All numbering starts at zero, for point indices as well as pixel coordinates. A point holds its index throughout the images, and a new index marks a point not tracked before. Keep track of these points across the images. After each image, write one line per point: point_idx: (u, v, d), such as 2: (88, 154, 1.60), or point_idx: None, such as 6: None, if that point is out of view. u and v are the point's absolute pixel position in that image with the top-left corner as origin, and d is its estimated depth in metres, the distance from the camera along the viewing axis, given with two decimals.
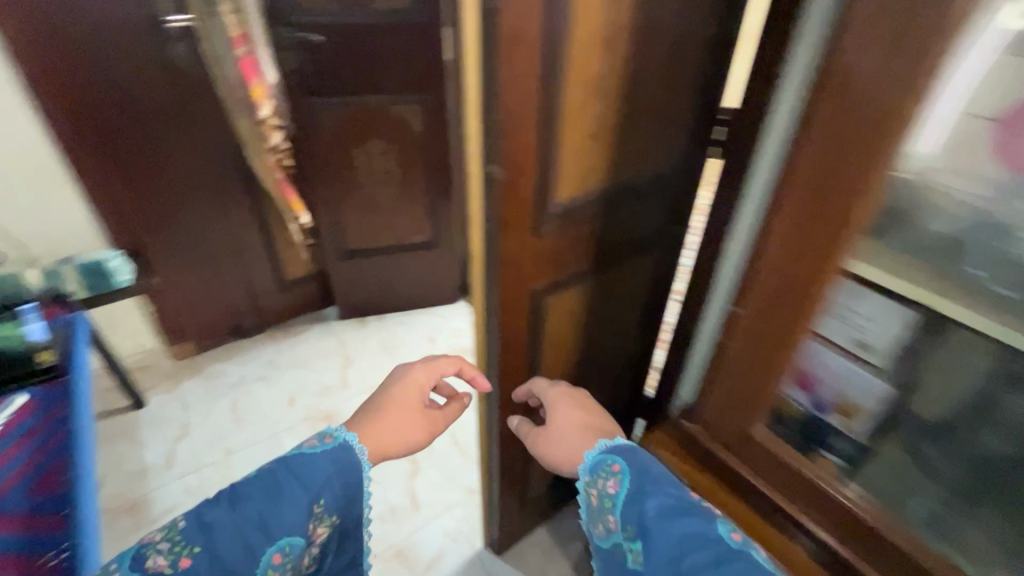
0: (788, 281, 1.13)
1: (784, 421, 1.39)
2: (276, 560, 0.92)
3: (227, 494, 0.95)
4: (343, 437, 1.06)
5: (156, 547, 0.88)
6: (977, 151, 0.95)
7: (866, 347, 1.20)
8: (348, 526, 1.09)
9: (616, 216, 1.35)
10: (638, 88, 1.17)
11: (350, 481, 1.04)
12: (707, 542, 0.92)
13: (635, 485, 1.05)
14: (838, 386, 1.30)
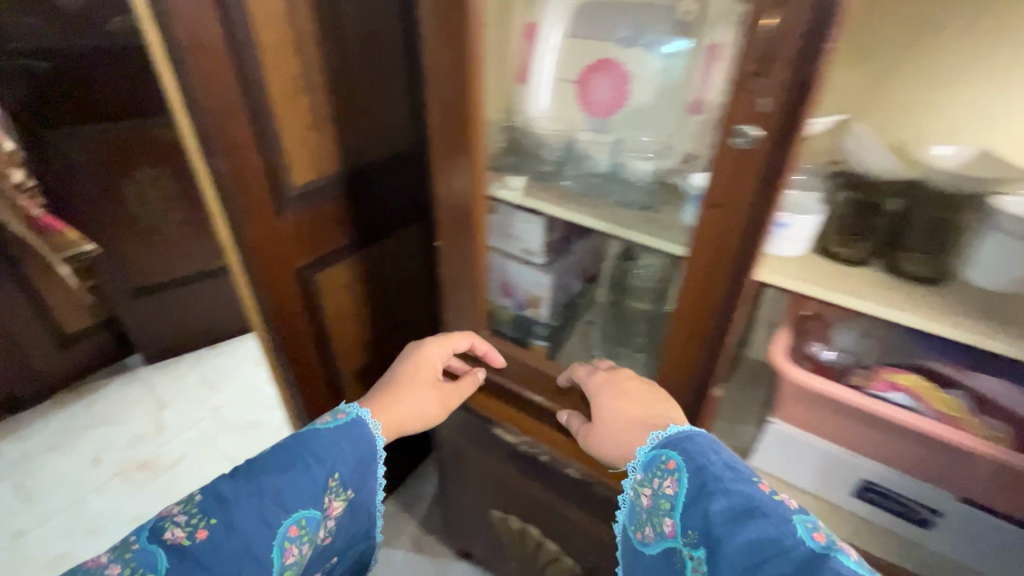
0: (457, 218, 1.11)
1: (503, 323, 1.31)
2: (289, 547, 0.86)
3: (245, 466, 0.88)
4: (355, 411, 1.02)
5: (177, 518, 0.82)
6: (572, 106, 1.14)
7: (531, 253, 1.20)
8: (355, 511, 1.04)
9: (367, 195, 1.48)
10: (352, 88, 1.32)
11: (364, 457, 1.01)
12: (787, 552, 0.66)
13: (709, 476, 0.78)
14: (528, 284, 1.27)
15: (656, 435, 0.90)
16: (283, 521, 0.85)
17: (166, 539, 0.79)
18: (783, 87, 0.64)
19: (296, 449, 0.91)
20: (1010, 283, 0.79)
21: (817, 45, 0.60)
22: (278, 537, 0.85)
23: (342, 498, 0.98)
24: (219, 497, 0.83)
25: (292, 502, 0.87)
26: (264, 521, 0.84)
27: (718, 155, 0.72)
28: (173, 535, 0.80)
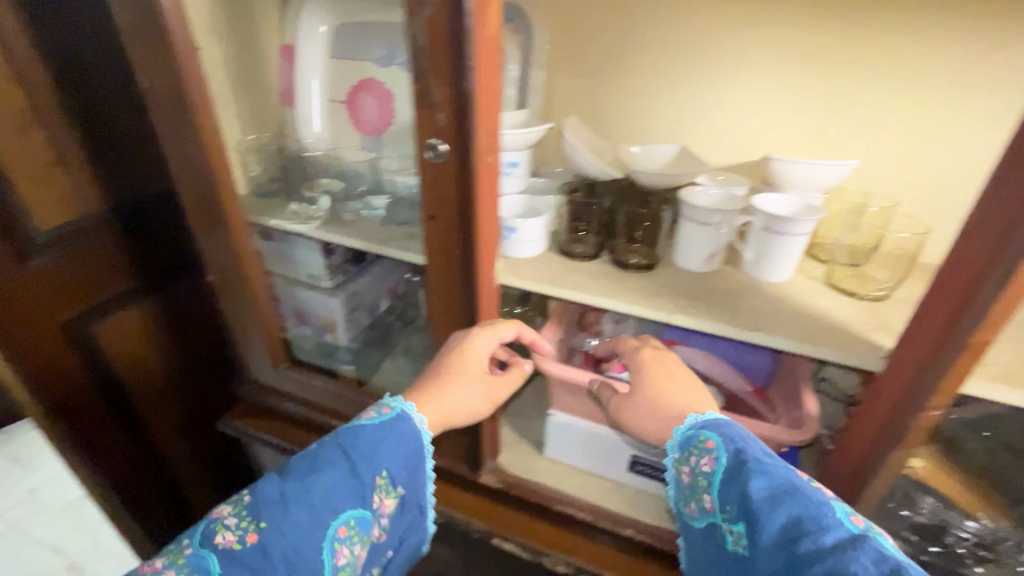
0: (218, 252, 1.06)
1: (304, 354, 1.27)
2: (340, 550, 0.73)
3: (312, 462, 0.74)
4: (399, 406, 0.83)
5: (230, 517, 0.71)
6: (345, 128, 1.10)
7: (315, 278, 1.16)
8: (410, 509, 0.84)
9: (145, 235, 1.20)
10: (109, 113, 1.09)
11: (409, 457, 0.81)
12: (828, 538, 0.59)
13: (745, 459, 0.69)
14: (322, 313, 1.22)
15: (689, 418, 0.78)
16: (333, 524, 0.72)
17: (217, 545, 0.68)
18: (450, 102, 0.68)
19: (332, 454, 0.75)
20: (710, 262, 0.88)
21: (462, 62, 0.64)
22: (326, 541, 0.71)
23: (394, 495, 0.81)
24: (271, 498, 0.70)
25: (342, 503, 0.73)
26: (315, 526, 0.71)
27: (421, 168, 0.75)
28: (226, 541, 0.68)
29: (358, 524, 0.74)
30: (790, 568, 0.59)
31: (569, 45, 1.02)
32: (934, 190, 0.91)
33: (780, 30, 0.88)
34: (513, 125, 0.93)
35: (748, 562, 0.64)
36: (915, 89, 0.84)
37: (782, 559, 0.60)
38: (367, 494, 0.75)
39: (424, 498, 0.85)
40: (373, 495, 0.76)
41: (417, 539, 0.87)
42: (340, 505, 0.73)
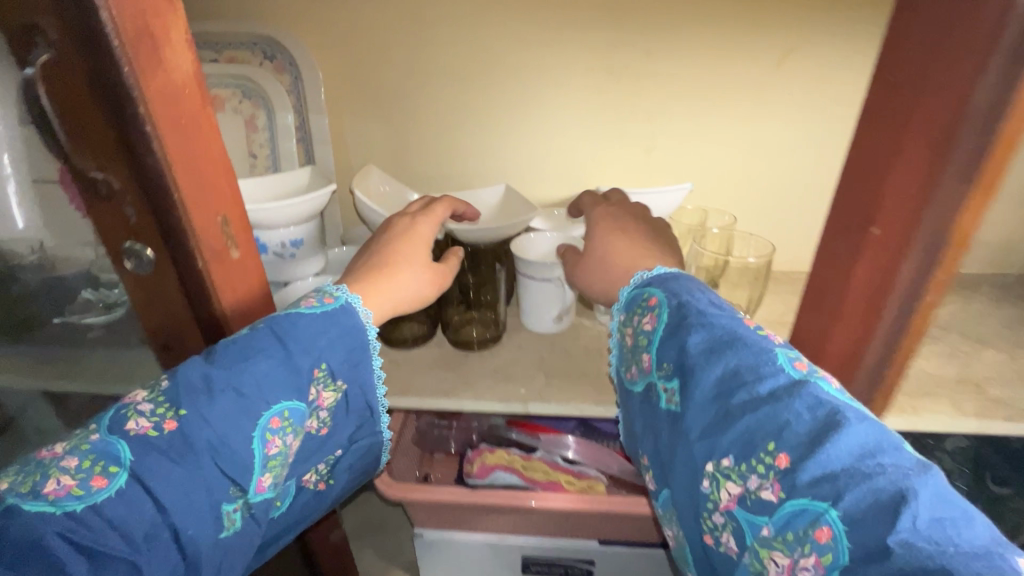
0: None
1: None
2: (271, 443, 0.47)
3: (233, 347, 0.47)
4: (345, 297, 0.55)
5: (147, 403, 0.44)
6: (69, 213, 0.56)
7: None
8: (350, 406, 0.56)
9: None
10: None
11: (354, 351, 0.54)
12: (766, 387, 0.40)
13: (688, 313, 0.47)
14: None
15: (635, 279, 0.56)
16: (264, 414, 0.47)
17: (130, 431, 0.42)
18: (135, 190, 0.45)
19: (259, 336, 0.49)
20: (561, 321, 0.73)
21: (134, 131, 0.42)
22: (258, 431, 0.46)
23: (335, 390, 0.54)
24: (194, 386, 0.45)
25: (276, 396, 0.47)
26: (245, 417, 0.45)
27: (128, 283, 0.52)
28: (143, 430, 0.42)
29: (295, 418, 0.49)
30: (718, 426, 0.40)
31: (355, 87, 0.82)
32: (756, 201, 0.87)
33: (587, 58, 0.78)
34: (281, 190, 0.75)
35: (676, 429, 0.44)
36: (730, 104, 0.80)
37: (713, 416, 0.41)
38: (303, 390, 0.50)
39: (374, 395, 0.58)
40: (311, 389, 0.51)
41: (370, 439, 0.61)
42: (274, 398, 0.47)
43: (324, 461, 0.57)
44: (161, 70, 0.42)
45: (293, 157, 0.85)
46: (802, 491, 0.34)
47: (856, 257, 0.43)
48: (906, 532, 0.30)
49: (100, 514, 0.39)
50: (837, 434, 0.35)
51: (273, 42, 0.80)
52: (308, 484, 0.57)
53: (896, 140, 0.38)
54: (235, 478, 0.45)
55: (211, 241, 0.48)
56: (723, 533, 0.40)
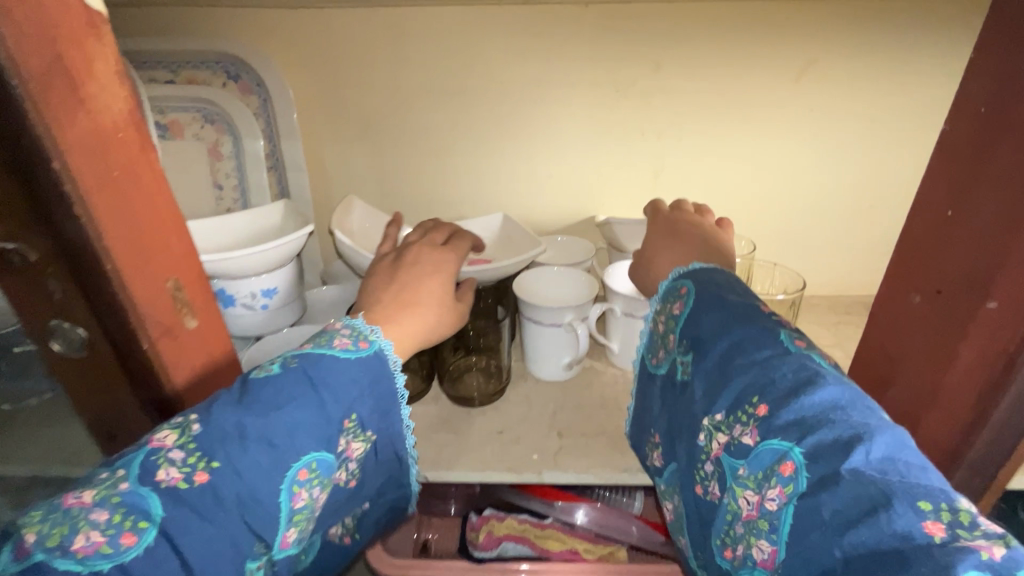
0: None
1: None
2: (298, 498, 0.38)
3: (265, 387, 0.38)
4: (380, 343, 0.45)
5: (176, 448, 0.34)
6: None
7: None
8: (380, 457, 0.46)
9: None
10: None
11: (384, 396, 0.44)
12: (762, 350, 0.38)
13: (707, 293, 0.44)
14: None
15: (673, 270, 0.50)
16: (294, 466, 0.37)
17: (159, 483, 0.33)
18: (58, 262, 0.36)
19: (289, 378, 0.39)
20: (571, 368, 0.66)
21: (53, 193, 0.33)
22: (286, 485, 0.37)
23: (365, 439, 0.43)
24: (226, 432, 0.35)
25: (310, 445, 0.38)
26: (277, 469, 0.36)
27: (54, 366, 0.42)
28: (174, 482, 0.33)
29: (324, 470, 0.39)
30: (714, 385, 0.39)
31: (332, 109, 0.74)
32: (771, 224, 0.82)
33: (591, 74, 0.71)
34: (244, 228, 0.66)
35: (680, 398, 0.43)
36: (745, 121, 0.74)
37: (710, 377, 0.40)
38: (336, 440, 0.40)
39: (404, 443, 0.48)
40: (342, 440, 0.40)
41: (397, 493, 0.50)
42: (308, 447, 0.38)
43: (351, 515, 0.47)
44: (84, 112, 0.33)
45: (264, 188, 0.76)
46: (777, 435, 0.34)
47: (954, 343, 0.38)
48: (860, 464, 0.30)
49: (129, 575, 0.31)
50: (814, 393, 0.34)
51: (236, 59, 0.70)
52: (333, 539, 0.46)
53: (1010, 241, 0.34)
54: (262, 533, 0.36)
55: (159, 316, 0.39)
56: (707, 485, 0.38)
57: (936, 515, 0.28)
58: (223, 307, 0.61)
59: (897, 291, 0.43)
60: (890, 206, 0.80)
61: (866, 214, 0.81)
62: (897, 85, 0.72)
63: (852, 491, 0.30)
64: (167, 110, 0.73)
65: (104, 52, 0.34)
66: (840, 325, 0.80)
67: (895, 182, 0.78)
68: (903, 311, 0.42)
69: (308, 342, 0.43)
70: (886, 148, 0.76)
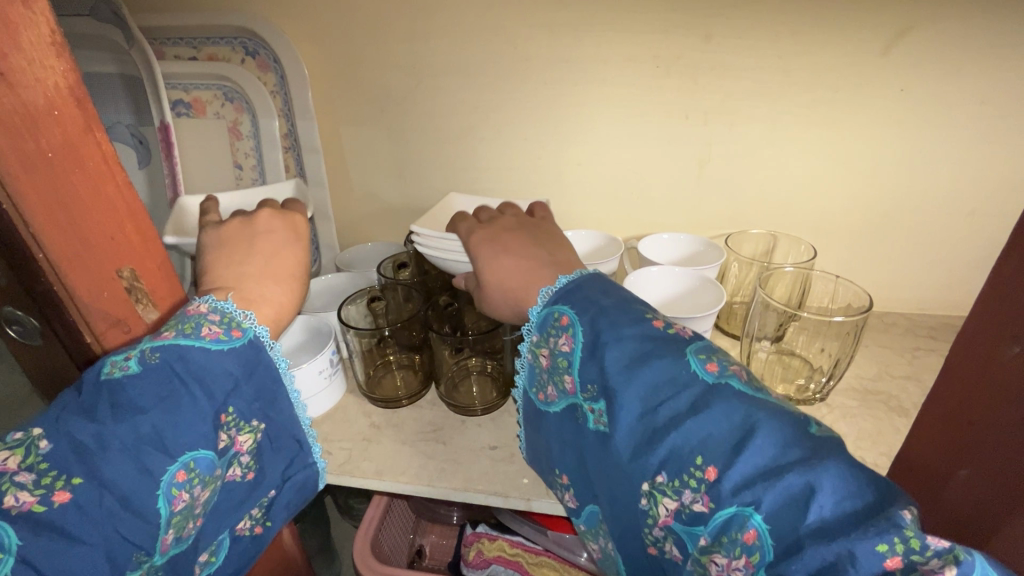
0: None
1: None
2: (180, 499, 0.36)
3: (126, 388, 0.35)
4: (255, 330, 0.42)
5: (23, 469, 0.31)
6: None
7: None
8: (277, 443, 0.44)
9: None
10: None
11: (265, 383, 0.42)
12: (685, 391, 0.35)
13: (603, 325, 0.40)
14: None
15: (539, 296, 0.46)
16: (170, 470, 0.35)
17: (10, 510, 0.30)
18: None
19: (152, 373, 0.36)
20: None
21: None
22: (163, 489, 0.35)
23: (254, 430, 0.42)
24: (82, 445, 0.33)
25: (183, 444, 0.36)
26: (149, 474, 0.34)
27: (18, 347, 0.42)
28: (28, 506, 0.30)
29: (205, 468, 0.37)
30: (643, 445, 0.36)
31: (348, 86, 0.69)
32: (838, 224, 0.69)
33: (630, 47, 0.62)
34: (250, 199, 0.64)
35: (601, 450, 0.39)
36: (816, 104, 0.62)
37: (637, 436, 0.36)
38: (216, 436, 0.38)
39: (302, 425, 0.46)
40: (221, 436, 0.39)
41: (304, 472, 0.47)
42: (183, 447, 0.36)
43: (258, 505, 0.44)
44: (8, 93, 0.30)
45: (280, 169, 0.74)
46: (730, 501, 0.31)
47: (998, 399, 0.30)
48: (815, 521, 0.29)
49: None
50: (753, 442, 0.32)
51: (252, 34, 0.68)
52: (242, 533, 0.43)
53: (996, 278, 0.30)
54: (141, 542, 0.34)
55: (106, 310, 0.37)
56: (661, 547, 0.36)
57: (894, 551, 0.26)
58: None
59: (987, 337, 0.30)
60: (998, 210, 0.65)
61: (966, 220, 0.66)
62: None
63: (826, 553, 0.27)
64: (190, 88, 0.72)
65: (34, 22, 0.31)
66: (917, 351, 0.67)
67: (1009, 180, 0.63)
68: (992, 368, 0.30)
69: (171, 329, 0.39)
70: (998, 137, 0.61)
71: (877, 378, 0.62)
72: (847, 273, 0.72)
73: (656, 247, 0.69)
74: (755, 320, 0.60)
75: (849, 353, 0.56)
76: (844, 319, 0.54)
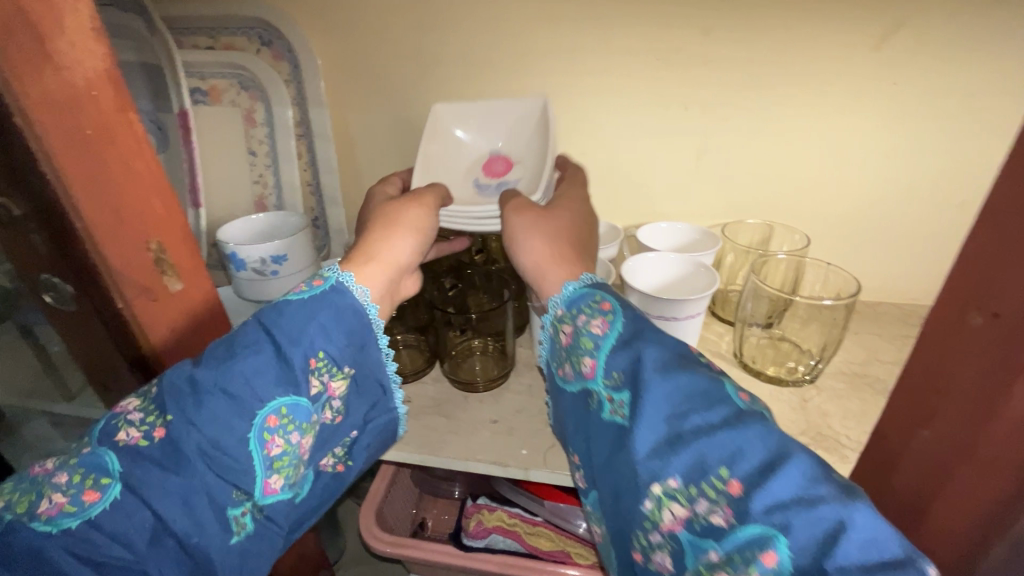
0: None
1: None
2: (272, 443, 0.40)
3: (217, 348, 0.40)
4: (336, 277, 0.47)
5: (137, 410, 0.38)
6: None
7: None
8: (363, 387, 0.48)
9: None
10: None
11: (349, 331, 0.46)
12: (717, 405, 0.35)
13: (645, 327, 0.41)
14: None
15: (580, 278, 0.47)
16: (262, 413, 0.40)
17: (120, 443, 0.37)
18: (41, 220, 0.37)
19: (242, 331, 0.41)
20: None
21: (22, 147, 0.34)
22: (254, 433, 0.39)
23: (344, 375, 0.45)
24: (180, 390, 0.38)
25: (269, 391, 0.40)
26: (239, 417, 0.39)
27: (52, 314, 0.44)
28: (134, 440, 0.37)
29: (296, 414, 0.41)
30: (664, 446, 0.35)
31: (360, 75, 0.72)
32: (831, 215, 0.71)
33: (631, 39, 0.64)
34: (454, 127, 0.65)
35: (616, 441, 0.38)
36: (810, 97, 0.64)
37: (660, 436, 0.35)
38: (305, 380, 0.42)
39: (386, 371, 0.49)
40: (312, 381, 0.42)
41: (386, 416, 0.50)
42: (270, 395, 0.40)
43: (341, 445, 0.47)
44: (51, 71, 0.33)
45: (292, 156, 0.77)
46: (758, 520, 0.30)
47: (954, 368, 0.31)
48: (845, 559, 0.27)
49: (100, 528, 0.35)
50: (784, 465, 0.31)
51: (267, 25, 0.70)
52: (325, 469, 0.46)
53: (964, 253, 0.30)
54: (237, 482, 0.39)
55: (135, 278, 0.40)
56: (653, 556, 0.34)
57: None
58: (237, 270, 0.63)
59: (950, 313, 0.31)
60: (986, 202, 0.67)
61: (955, 211, 0.68)
62: (1009, 54, 0.58)
63: None
64: (207, 77, 0.75)
65: (75, 8, 0.33)
66: (905, 338, 0.69)
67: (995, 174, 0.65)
68: (960, 339, 0.31)
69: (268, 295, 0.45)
70: (987, 131, 0.63)
71: (865, 362, 0.64)
72: (839, 262, 0.74)
73: (654, 235, 0.72)
74: (747, 305, 0.63)
75: (837, 338, 0.59)
76: (833, 303, 0.57)
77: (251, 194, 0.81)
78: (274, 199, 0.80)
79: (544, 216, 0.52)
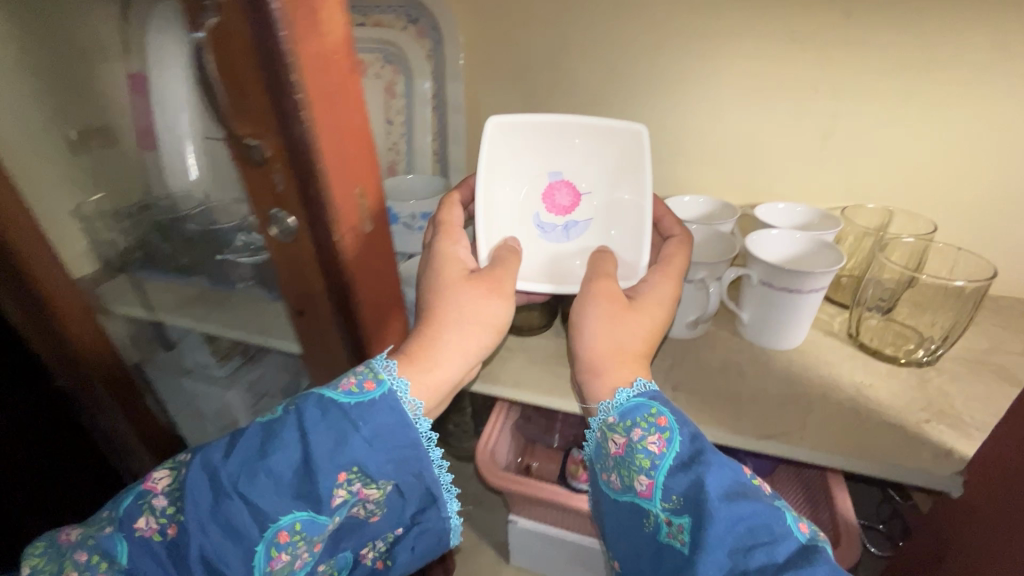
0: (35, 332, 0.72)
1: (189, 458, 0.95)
2: (278, 558, 0.41)
3: (242, 453, 0.41)
4: (391, 382, 0.45)
5: (162, 496, 0.41)
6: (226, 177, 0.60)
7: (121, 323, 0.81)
8: (408, 494, 0.47)
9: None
10: None
11: (388, 439, 0.44)
12: (784, 541, 0.36)
13: (704, 444, 0.42)
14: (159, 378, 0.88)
15: (634, 384, 0.48)
16: (270, 530, 0.40)
17: (137, 532, 0.40)
18: (288, 163, 0.44)
19: (277, 428, 0.42)
20: (695, 328, 0.66)
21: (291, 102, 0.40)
22: (261, 549, 0.40)
23: (378, 486, 0.44)
24: (201, 491, 0.40)
25: (282, 508, 0.40)
26: (243, 535, 0.39)
27: (267, 244, 0.52)
28: (150, 531, 0.40)
29: (307, 530, 0.41)
30: None
31: (497, 53, 0.77)
32: (959, 202, 0.70)
33: (770, 21, 0.65)
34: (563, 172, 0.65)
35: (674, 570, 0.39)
36: (953, 83, 0.63)
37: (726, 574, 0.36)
38: (330, 495, 0.41)
39: (437, 482, 0.48)
40: (338, 495, 0.42)
41: (438, 525, 0.50)
42: (281, 512, 0.40)
43: (382, 538, 0.50)
44: (320, 38, 0.40)
45: (427, 126, 0.84)
46: None
47: None
48: None
49: None
50: None
51: (418, 4, 0.78)
52: (366, 556, 0.51)
53: None
54: None
55: (348, 214, 0.48)
56: None
57: None
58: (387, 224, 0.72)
59: None
60: None
61: None
62: None
63: None
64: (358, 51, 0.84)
65: None
66: None
67: None
68: None
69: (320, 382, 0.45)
70: None
71: (989, 351, 0.64)
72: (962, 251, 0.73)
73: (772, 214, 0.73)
74: (869, 288, 0.65)
75: (966, 320, 0.60)
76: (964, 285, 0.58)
77: (384, 160, 0.89)
78: (404, 165, 0.88)
79: (618, 320, 0.52)
